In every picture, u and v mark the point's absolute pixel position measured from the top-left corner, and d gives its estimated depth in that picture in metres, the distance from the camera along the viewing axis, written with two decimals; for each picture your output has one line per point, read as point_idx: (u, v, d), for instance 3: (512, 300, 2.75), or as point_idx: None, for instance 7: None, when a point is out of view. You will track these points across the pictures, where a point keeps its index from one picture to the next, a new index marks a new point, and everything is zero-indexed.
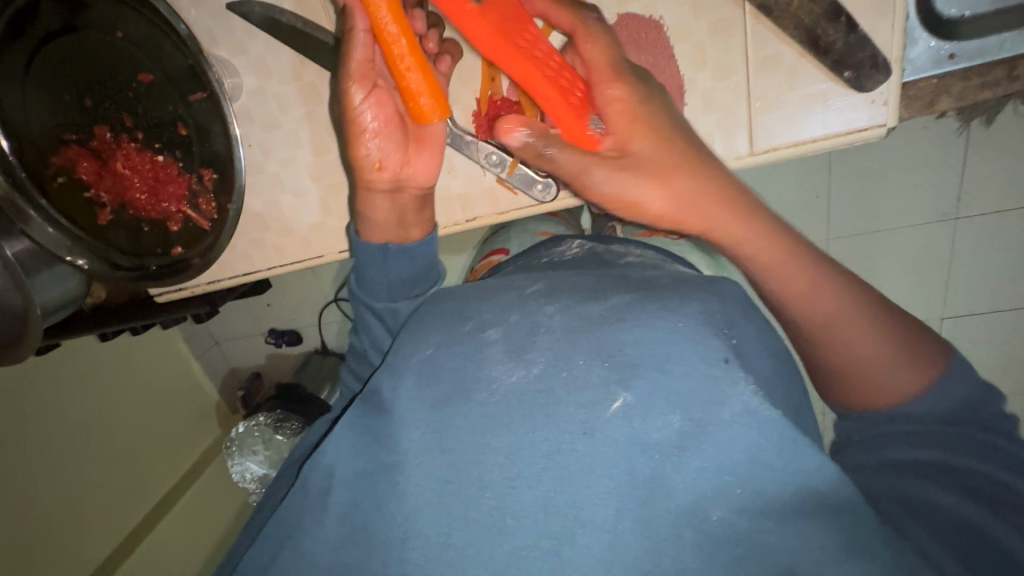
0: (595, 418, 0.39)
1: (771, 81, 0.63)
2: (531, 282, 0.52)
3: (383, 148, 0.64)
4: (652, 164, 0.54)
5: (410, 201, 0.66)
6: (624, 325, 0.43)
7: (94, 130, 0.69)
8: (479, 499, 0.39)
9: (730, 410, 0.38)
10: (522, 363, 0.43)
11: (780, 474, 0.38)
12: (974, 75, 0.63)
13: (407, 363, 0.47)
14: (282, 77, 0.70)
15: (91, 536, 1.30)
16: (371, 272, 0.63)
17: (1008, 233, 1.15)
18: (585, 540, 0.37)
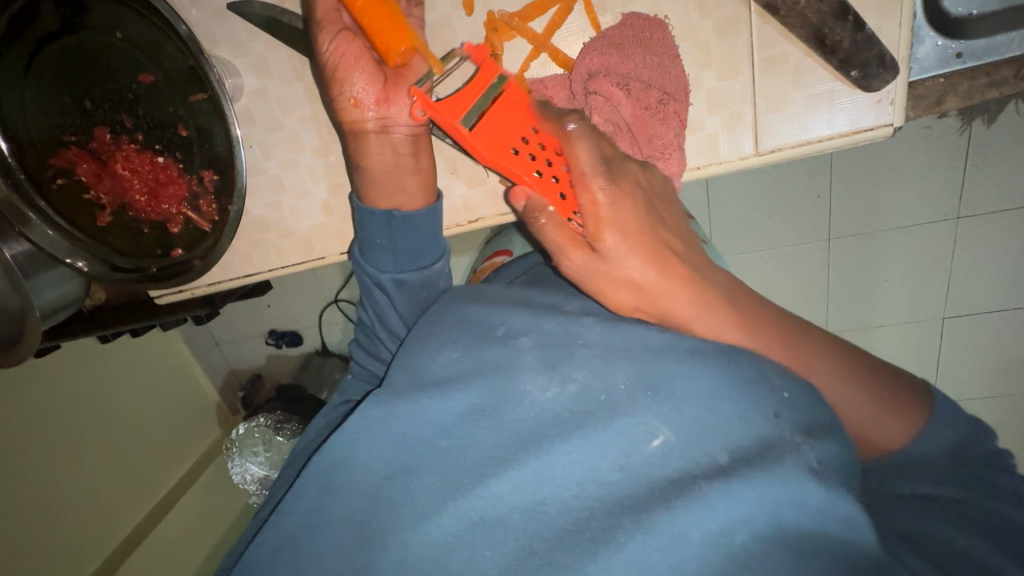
0: (637, 453, 0.41)
1: (777, 81, 0.62)
2: (565, 300, 0.55)
3: (360, 90, 0.60)
4: (629, 264, 0.50)
5: (402, 145, 0.62)
6: (667, 357, 0.45)
7: (93, 131, 0.68)
8: (509, 510, 0.40)
9: (753, 436, 0.41)
10: (558, 380, 0.45)
11: (804, 505, 0.38)
12: (981, 74, 0.63)
13: (434, 362, 0.49)
14: (283, 78, 0.69)
15: (93, 538, 1.31)
16: (374, 238, 0.63)
17: (1012, 232, 1.14)
18: (609, 552, 0.37)
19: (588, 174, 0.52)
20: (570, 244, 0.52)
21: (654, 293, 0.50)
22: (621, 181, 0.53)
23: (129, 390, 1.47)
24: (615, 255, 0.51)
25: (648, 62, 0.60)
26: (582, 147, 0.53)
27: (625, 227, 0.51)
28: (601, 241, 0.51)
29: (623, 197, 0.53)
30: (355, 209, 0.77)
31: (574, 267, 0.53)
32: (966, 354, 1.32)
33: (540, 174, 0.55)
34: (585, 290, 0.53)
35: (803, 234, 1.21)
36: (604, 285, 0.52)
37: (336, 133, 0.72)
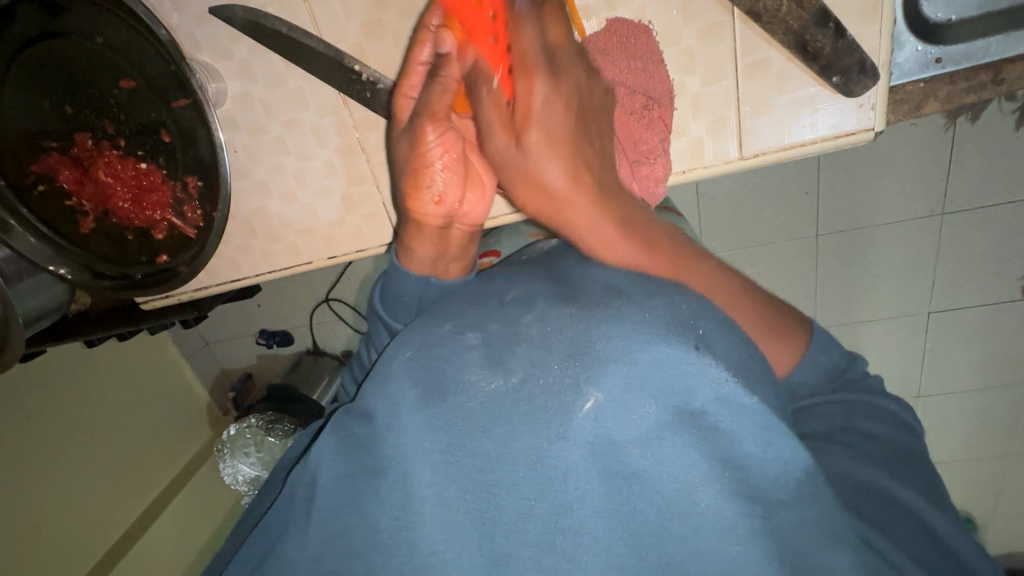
0: (569, 424, 0.39)
1: (760, 86, 0.63)
2: (510, 288, 0.51)
3: (439, 186, 0.60)
4: (550, 168, 0.50)
5: (456, 239, 0.64)
6: (596, 323, 0.42)
7: (74, 137, 0.68)
8: (462, 501, 0.41)
9: (703, 399, 0.39)
10: (501, 372, 0.43)
11: (760, 459, 0.40)
12: (961, 78, 0.64)
13: (393, 366, 0.47)
14: (267, 83, 0.68)
15: (93, 536, 1.32)
16: (401, 292, 0.63)
17: (992, 230, 1.16)
18: (566, 543, 0.39)
19: (531, 66, 0.48)
20: (495, 125, 0.51)
21: (554, 195, 0.51)
22: (565, 82, 0.49)
23: (122, 390, 1.46)
24: (535, 150, 0.50)
25: (631, 68, 0.61)
26: (528, 34, 0.48)
27: (552, 127, 0.49)
28: (525, 134, 0.49)
29: (563, 99, 0.49)
30: (342, 214, 0.77)
31: (496, 148, 0.52)
32: (947, 348, 1.34)
33: (493, 45, 0.51)
34: (504, 176, 0.54)
35: (789, 231, 1.22)
36: (519, 179, 0.52)
37: (322, 137, 0.71)
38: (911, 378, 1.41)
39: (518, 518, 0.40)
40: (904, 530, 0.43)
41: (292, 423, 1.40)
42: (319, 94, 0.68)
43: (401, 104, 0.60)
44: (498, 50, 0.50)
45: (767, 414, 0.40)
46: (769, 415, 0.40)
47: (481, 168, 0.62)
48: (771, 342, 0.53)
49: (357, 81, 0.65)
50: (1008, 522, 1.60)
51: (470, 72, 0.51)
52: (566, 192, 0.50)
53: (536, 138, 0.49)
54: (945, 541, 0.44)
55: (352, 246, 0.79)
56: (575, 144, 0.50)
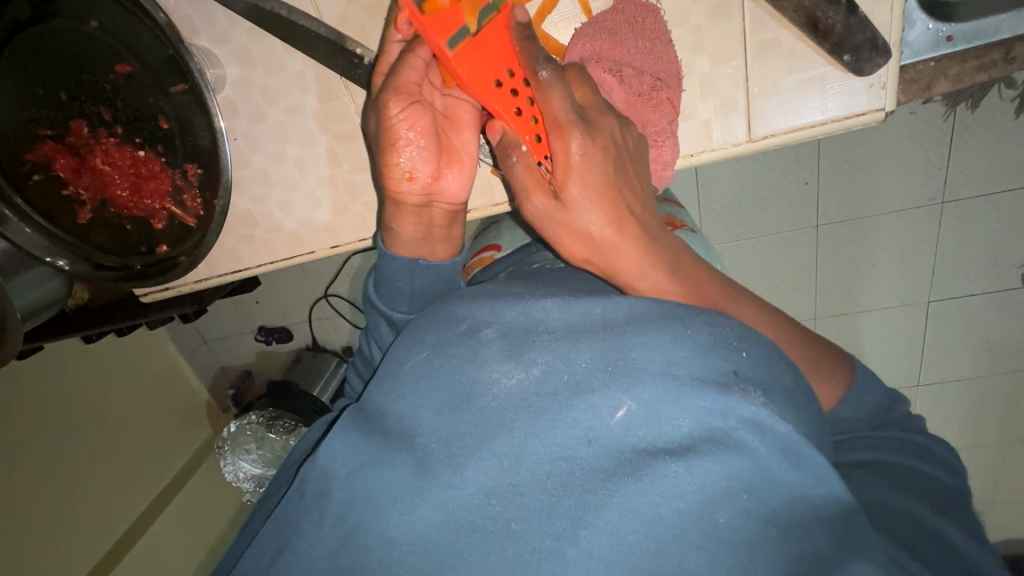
0: (599, 424, 0.40)
1: (769, 67, 0.62)
2: (522, 286, 0.53)
3: (414, 160, 0.58)
4: (589, 219, 0.50)
5: (437, 218, 0.62)
6: (628, 334, 0.44)
7: (70, 124, 0.66)
8: (483, 504, 0.39)
9: (735, 419, 0.40)
10: (522, 365, 0.44)
11: (784, 485, 0.39)
12: (972, 57, 0.63)
13: (404, 364, 0.48)
14: (266, 67, 0.67)
15: (81, 535, 1.28)
16: (395, 281, 0.62)
17: (995, 217, 1.16)
18: (588, 541, 0.36)
19: (564, 123, 0.48)
20: (531, 189, 0.52)
21: (600, 245, 0.50)
22: (601, 132, 0.49)
23: (120, 387, 1.45)
24: (579, 206, 0.50)
25: (641, 48, 0.59)
26: (556, 95, 0.49)
27: (592, 178, 0.49)
28: (565, 189, 0.49)
29: (597, 149, 0.49)
30: (345, 202, 0.75)
31: (535, 210, 0.53)
32: (949, 337, 1.34)
33: (519, 113, 0.52)
34: (543, 235, 0.54)
35: (790, 222, 1.22)
36: (560, 232, 0.52)
37: (323, 123, 0.70)
38: (912, 368, 1.41)
39: (541, 513, 0.38)
40: (915, 529, 0.43)
41: (294, 420, 1.41)
42: (320, 79, 0.67)
43: (376, 81, 0.60)
44: (525, 117, 0.52)
45: (798, 440, 0.40)
46: (793, 441, 0.40)
47: (459, 148, 0.61)
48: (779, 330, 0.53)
49: (358, 65, 0.64)
50: (1008, 512, 1.60)
51: (500, 144, 0.53)
52: (611, 240, 0.50)
53: (577, 193, 0.49)
54: (953, 534, 0.44)
55: (356, 235, 0.78)
56: (616, 198, 0.50)
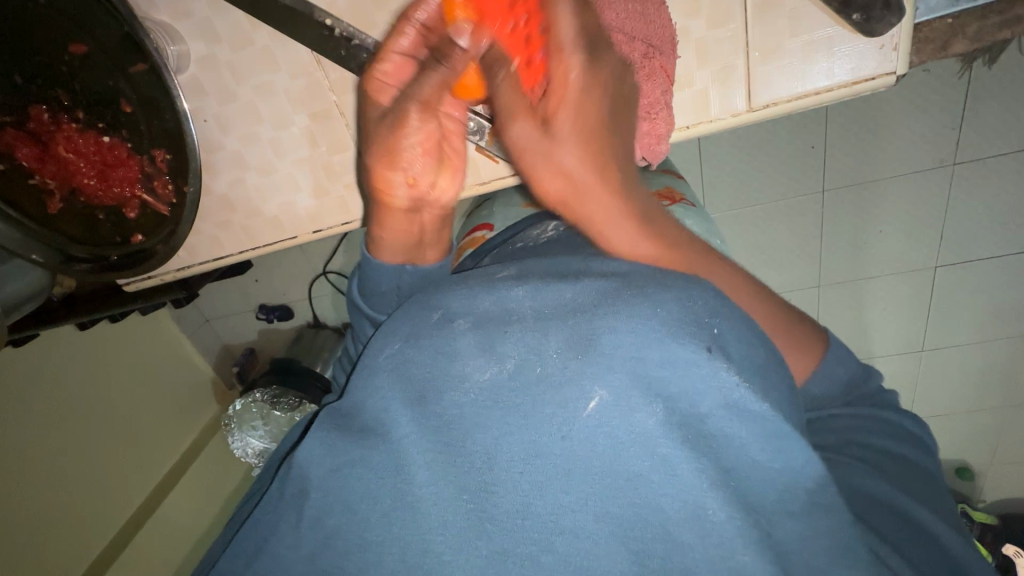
0: (574, 423, 0.38)
1: (772, 29, 0.57)
2: (502, 269, 0.52)
3: (413, 169, 0.57)
4: (569, 154, 0.48)
5: (426, 225, 0.61)
6: (599, 315, 0.40)
7: (29, 110, 0.63)
8: (457, 503, 0.39)
9: (709, 403, 0.38)
10: (494, 359, 0.41)
11: (766, 467, 0.38)
12: (995, 12, 0.58)
13: (378, 358, 0.46)
14: (233, 43, 0.63)
15: (86, 523, 1.28)
16: (380, 285, 0.62)
17: (1008, 178, 1.11)
18: (564, 546, 0.37)
19: (565, 44, 0.45)
20: (515, 111, 0.49)
21: (579, 185, 0.49)
22: (604, 69, 0.47)
23: (123, 369, 1.45)
24: (563, 137, 0.48)
25: (630, 11, 0.54)
26: (564, 14, 0.45)
27: (585, 110, 0.47)
28: (555, 115, 0.47)
29: (597, 81, 0.47)
30: (324, 184, 0.72)
31: (517, 134, 0.49)
32: (953, 306, 1.32)
33: (510, 35, 0.49)
34: (519, 163, 0.51)
35: (795, 188, 1.17)
36: (540, 166, 0.50)
37: (296, 101, 0.66)
38: (915, 335, 1.39)
39: (516, 513, 0.38)
40: (904, 527, 0.43)
41: (297, 397, 1.41)
42: (290, 53, 0.63)
43: (376, 86, 0.56)
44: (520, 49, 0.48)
45: (778, 420, 0.38)
46: (779, 423, 0.38)
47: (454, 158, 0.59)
48: (768, 312, 0.51)
49: (329, 38, 0.60)
50: (1008, 473, 1.60)
51: (488, 58, 0.49)
52: (590, 182, 0.48)
53: (568, 120, 0.47)
54: (942, 532, 0.44)
55: (338, 219, 0.75)
56: (607, 139, 0.48)
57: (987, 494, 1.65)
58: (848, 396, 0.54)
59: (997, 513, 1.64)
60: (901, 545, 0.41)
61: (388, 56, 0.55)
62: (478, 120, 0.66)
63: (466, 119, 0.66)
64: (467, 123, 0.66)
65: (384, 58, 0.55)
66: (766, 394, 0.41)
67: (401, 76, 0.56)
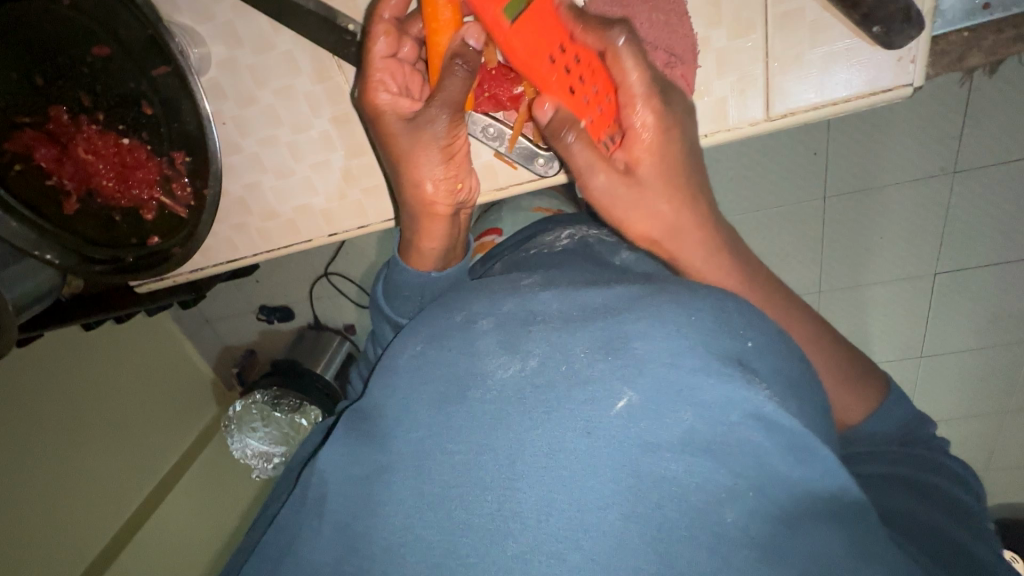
0: (599, 418, 0.38)
1: (792, 40, 0.58)
2: (525, 276, 0.53)
3: (456, 174, 0.61)
4: (660, 201, 0.53)
5: (460, 222, 0.66)
6: (628, 320, 0.42)
7: (49, 111, 0.63)
8: (480, 502, 0.38)
9: (739, 412, 0.38)
10: (518, 357, 0.42)
11: (791, 480, 0.38)
12: (1008, 26, 0.59)
13: (400, 358, 0.48)
14: (255, 47, 0.63)
15: (85, 524, 1.28)
16: (403, 289, 0.64)
17: (1011, 187, 1.12)
18: (590, 544, 0.35)
19: (639, 93, 0.52)
20: (597, 164, 0.53)
21: (674, 229, 0.53)
22: (671, 106, 0.54)
23: (123, 368, 1.44)
24: (650, 183, 0.53)
25: (653, 21, 0.56)
26: (635, 68, 0.52)
27: (664, 158, 0.53)
28: (638, 164, 0.54)
29: (668, 124, 0.53)
30: (342, 188, 0.72)
31: (599, 187, 0.54)
32: (955, 314, 1.33)
33: (571, 92, 0.52)
34: (601, 210, 0.56)
35: (799, 194, 1.18)
36: (631, 213, 0.54)
37: (316, 105, 0.66)
38: (916, 341, 1.39)
39: (540, 510, 0.37)
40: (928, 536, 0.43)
41: (296, 398, 1.42)
42: (311, 58, 0.63)
43: (384, 102, 0.58)
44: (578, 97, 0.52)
45: (803, 433, 0.38)
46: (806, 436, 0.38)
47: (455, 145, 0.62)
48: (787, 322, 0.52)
49: (351, 43, 0.60)
50: (1006, 479, 1.61)
51: (554, 122, 0.51)
52: (684, 221, 0.53)
53: (650, 167, 0.53)
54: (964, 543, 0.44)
55: (354, 223, 0.75)
56: (685, 170, 0.55)
57: (987, 501, 1.66)
58: (865, 404, 0.54)
59: (996, 519, 1.65)
60: (924, 554, 0.42)
61: (378, 68, 0.58)
62: (499, 127, 0.64)
63: (487, 125, 0.65)
64: (488, 129, 0.65)
65: (373, 69, 0.58)
66: (790, 402, 0.42)
67: (396, 78, 0.59)
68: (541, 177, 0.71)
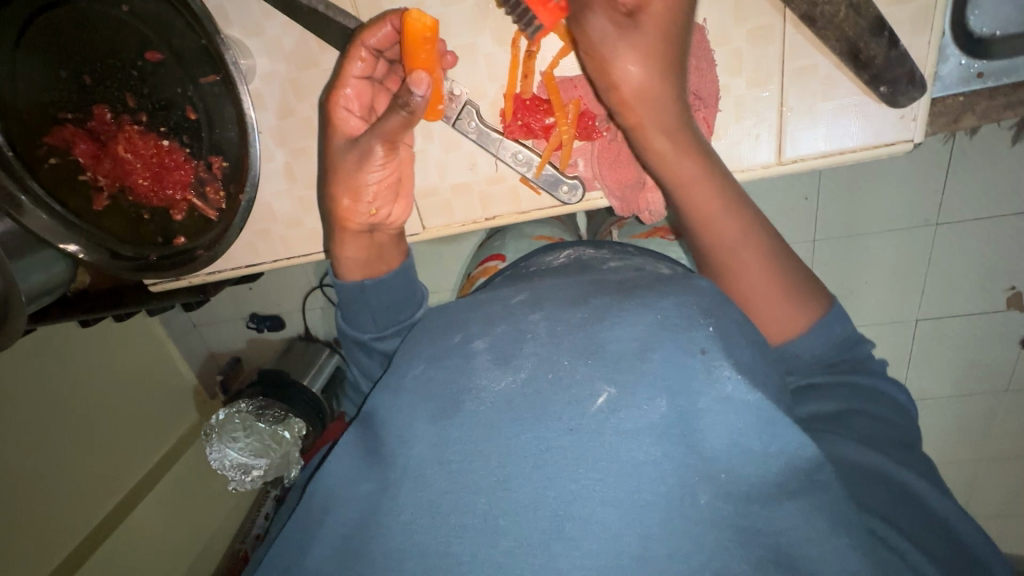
0: (581, 417, 0.40)
1: (806, 91, 0.63)
2: (516, 292, 0.52)
3: (376, 202, 0.64)
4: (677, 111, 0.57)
5: (386, 242, 0.65)
6: (605, 326, 0.43)
7: (92, 110, 0.65)
8: (473, 504, 0.39)
9: (706, 399, 0.40)
10: (509, 370, 0.43)
11: (764, 455, 0.40)
12: (1000, 94, 0.64)
13: (405, 378, 0.47)
14: (301, 64, 0.66)
15: (53, 529, 1.23)
16: (350, 301, 0.62)
17: (992, 242, 1.19)
18: (575, 533, 0.37)
19: None
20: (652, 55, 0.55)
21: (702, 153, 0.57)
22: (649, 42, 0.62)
23: (108, 370, 1.43)
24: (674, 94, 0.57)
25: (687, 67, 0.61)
26: None
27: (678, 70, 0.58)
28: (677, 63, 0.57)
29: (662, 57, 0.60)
30: None
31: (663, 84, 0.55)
32: (940, 360, 1.37)
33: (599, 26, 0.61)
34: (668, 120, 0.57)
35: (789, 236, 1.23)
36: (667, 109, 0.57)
37: None
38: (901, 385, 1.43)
39: (529, 505, 0.38)
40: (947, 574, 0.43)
41: (282, 408, 1.42)
42: None
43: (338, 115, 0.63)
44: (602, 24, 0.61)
45: (765, 404, 0.41)
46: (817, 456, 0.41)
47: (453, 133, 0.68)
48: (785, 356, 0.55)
49: None
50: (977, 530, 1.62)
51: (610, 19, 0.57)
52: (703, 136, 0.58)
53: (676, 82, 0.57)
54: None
55: None
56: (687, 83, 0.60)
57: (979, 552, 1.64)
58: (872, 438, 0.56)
59: None
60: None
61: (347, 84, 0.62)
62: (528, 153, 0.70)
63: (516, 152, 0.70)
64: (517, 156, 0.71)
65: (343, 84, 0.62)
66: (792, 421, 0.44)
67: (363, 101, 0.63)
68: (562, 205, 0.74)
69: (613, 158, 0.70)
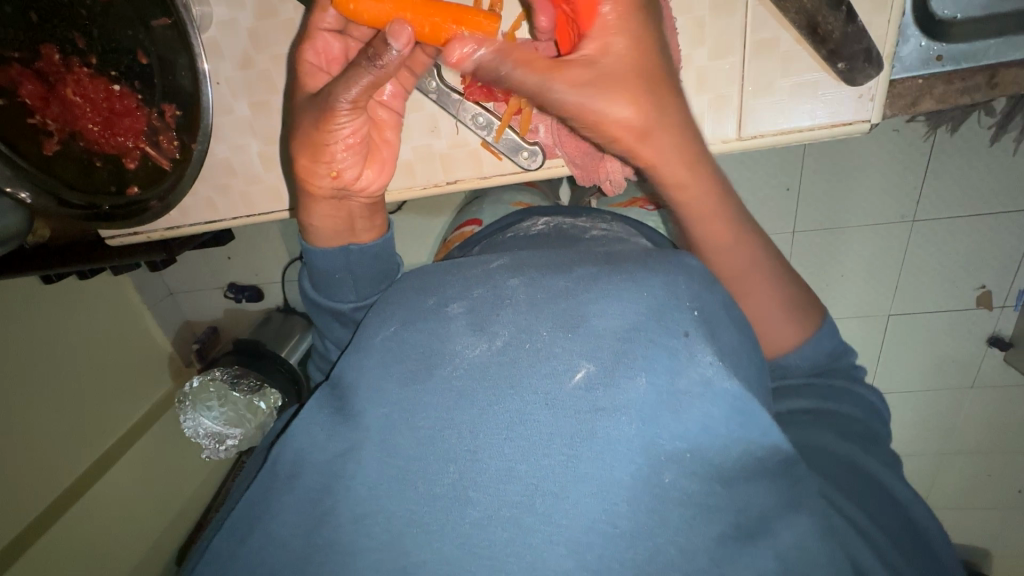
0: (557, 390, 0.40)
1: (766, 66, 0.63)
2: (495, 258, 0.53)
3: (340, 163, 0.61)
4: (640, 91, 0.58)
5: (355, 211, 0.65)
6: (588, 299, 0.44)
7: (40, 49, 0.64)
8: (443, 473, 0.39)
9: (687, 379, 0.41)
10: (485, 337, 0.44)
11: (726, 438, 0.42)
12: (957, 78, 0.65)
13: (374, 340, 0.47)
14: (257, 12, 0.65)
15: (20, 492, 1.22)
16: (332, 272, 0.65)
17: (961, 236, 1.20)
18: (546, 508, 0.38)
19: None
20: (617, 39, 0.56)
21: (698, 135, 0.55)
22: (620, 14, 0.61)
23: (77, 332, 1.39)
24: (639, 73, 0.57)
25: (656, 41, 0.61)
26: None
27: None
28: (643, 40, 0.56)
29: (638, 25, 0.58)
30: None
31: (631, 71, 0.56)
32: (909, 351, 1.40)
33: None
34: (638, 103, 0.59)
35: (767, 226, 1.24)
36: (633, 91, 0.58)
37: None
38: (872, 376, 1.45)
39: (501, 476, 0.39)
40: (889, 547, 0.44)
41: (257, 380, 1.40)
42: None
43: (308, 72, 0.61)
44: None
45: (739, 395, 0.42)
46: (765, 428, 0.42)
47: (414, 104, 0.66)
48: None
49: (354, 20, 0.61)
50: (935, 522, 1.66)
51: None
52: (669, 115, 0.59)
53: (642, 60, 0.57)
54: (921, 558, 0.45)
55: None
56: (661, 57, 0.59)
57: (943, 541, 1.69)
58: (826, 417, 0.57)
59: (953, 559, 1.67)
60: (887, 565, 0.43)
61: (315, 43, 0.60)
62: (488, 116, 0.70)
63: (477, 115, 0.71)
64: (478, 119, 0.71)
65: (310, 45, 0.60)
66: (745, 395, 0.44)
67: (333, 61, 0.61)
68: (523, 171, 0.75)
69: (574, 125, 0.70)
